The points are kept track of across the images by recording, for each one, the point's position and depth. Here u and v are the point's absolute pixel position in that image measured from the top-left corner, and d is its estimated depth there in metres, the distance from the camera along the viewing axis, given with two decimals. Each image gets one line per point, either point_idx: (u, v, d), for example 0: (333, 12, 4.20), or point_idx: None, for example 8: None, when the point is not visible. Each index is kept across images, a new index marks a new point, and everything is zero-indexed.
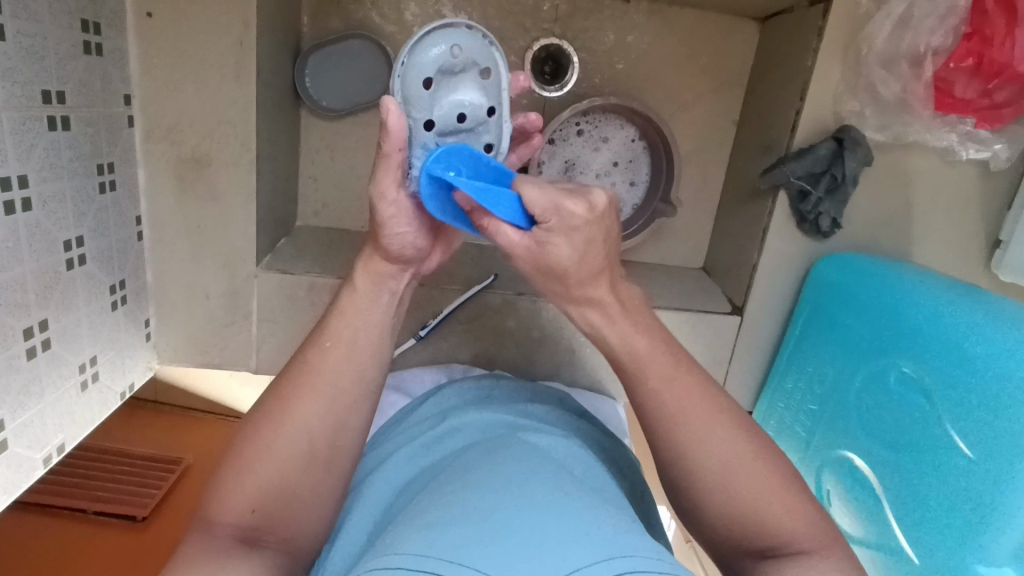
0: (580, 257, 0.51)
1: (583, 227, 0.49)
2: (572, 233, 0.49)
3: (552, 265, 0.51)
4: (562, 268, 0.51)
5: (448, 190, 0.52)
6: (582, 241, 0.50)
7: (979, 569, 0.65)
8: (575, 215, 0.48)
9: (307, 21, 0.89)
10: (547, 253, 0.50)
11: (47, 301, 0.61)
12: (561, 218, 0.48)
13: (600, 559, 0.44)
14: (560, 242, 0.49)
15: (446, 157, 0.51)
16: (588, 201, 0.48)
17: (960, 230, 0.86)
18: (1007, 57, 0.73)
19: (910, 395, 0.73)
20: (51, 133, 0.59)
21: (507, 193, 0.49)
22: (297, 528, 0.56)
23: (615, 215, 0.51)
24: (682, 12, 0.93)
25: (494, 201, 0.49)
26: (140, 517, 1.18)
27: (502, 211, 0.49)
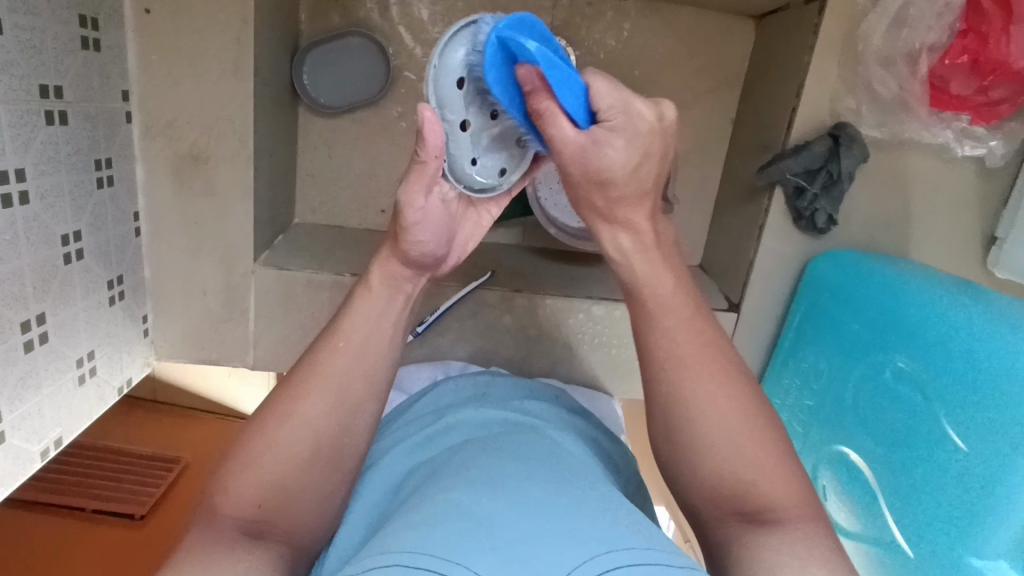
0: (634, 166, 0.55)
1: (643, 133, 0.54)
2: (631, 136, 0.53)
3: (598, 171, 0.55)
4: (607, 175, 0.55)
5: (511, 65, 0.53)
6: (639, 148, 0.54)
7: (974, 563, 0.65)
8: (640, 119, 0.53)
9: (305, 19, 0.90)
10: (600, 152, 0.54)
11: (45, 294, 0.61)
12: (626, 117, 0.53)
13: (596, 554, 0.44)
14: (617, 141, 0.53)
15: (521, 23, 0.51)
16: (655, 110, 0.54)
17: (957, 227, 0.86)
18: (1003, 55, 0.73)
19: (906, 392, 0.73)
20: (49, 128, 0.59)
21: (576, 83, 0.51)
22: (290, 524, 0.56)
23: (670, 132, 0.56)
24: (679, 10, 0.94)
25: (563, 84, 0.51)
26: (138, 515, 1.17)
27: (568, 100, 0.51)
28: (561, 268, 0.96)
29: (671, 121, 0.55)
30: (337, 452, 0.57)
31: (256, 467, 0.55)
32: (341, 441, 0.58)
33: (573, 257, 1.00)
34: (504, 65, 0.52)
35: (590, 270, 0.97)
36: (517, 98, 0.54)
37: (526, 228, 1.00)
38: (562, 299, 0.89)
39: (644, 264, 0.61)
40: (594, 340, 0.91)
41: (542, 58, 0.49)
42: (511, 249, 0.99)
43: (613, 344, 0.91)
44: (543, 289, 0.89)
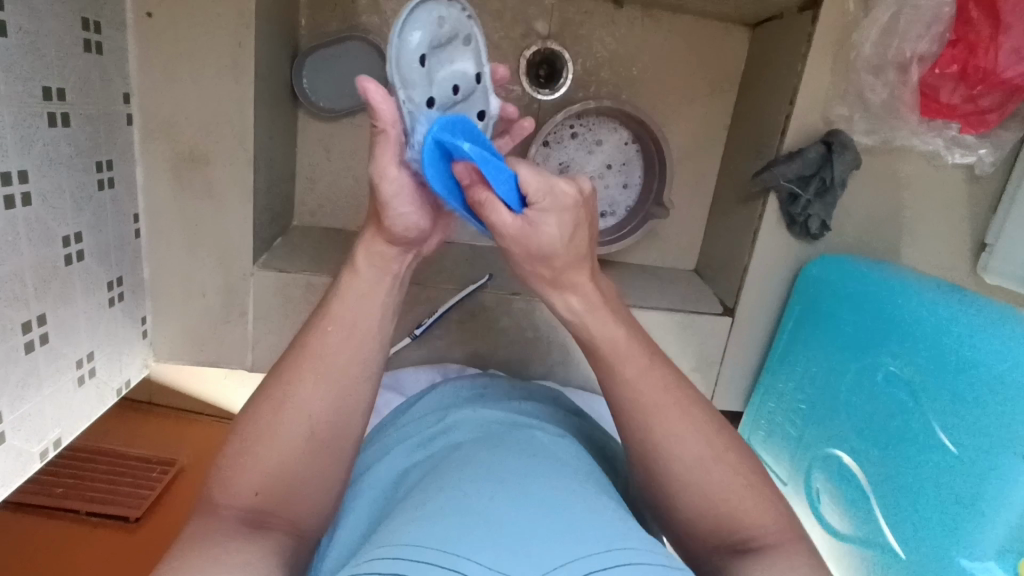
0: (568, 241, 0.52)
1: (571, 209, 0.50)
2: (563, 215, 0.50)
3: (535, 247, 0.52)
4: (549, 251, 0.52)
5: (448, 160, 0.51)
6: (570, 228, 0.51)
7: (963, 563, 0.67)
8: (567, 197, 0.49)
9: (305, 23, 0.90)
10: (538, 233, 0.50)
11: (46, 295, 0.61)
12: (554, 198, 0.49)
13: (596, 552, 0.45)
14: (550, 223, 0.50)
15: (452, 125, 0.50)
16: (579, 187, 0.50)
17: (947, 234, 0.88)
18: (991, 64, 0.74)
19: (898, 394, 0.74)
20: (51, 130, 0.60)
21: (506, 168, 0.48)
22: (301, 510, 0.56)
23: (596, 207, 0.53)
24: (675, 17, 0.95)
25: (494, 175, 0.48)
26: (132, 518, 1.18)
27: (500, 187, 0.48)
28: None
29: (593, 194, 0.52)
30: (337, 452, 0.58)
31: (250, 463, 0.55)
32: (341, 441, 0.58)
33: None
34: (440, 163, 0.50)
35: None
36: (458, 196, 0.52)
37: None
38: None
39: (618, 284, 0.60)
40: None
41: (474, 154, 0.47)
42: None
43: None
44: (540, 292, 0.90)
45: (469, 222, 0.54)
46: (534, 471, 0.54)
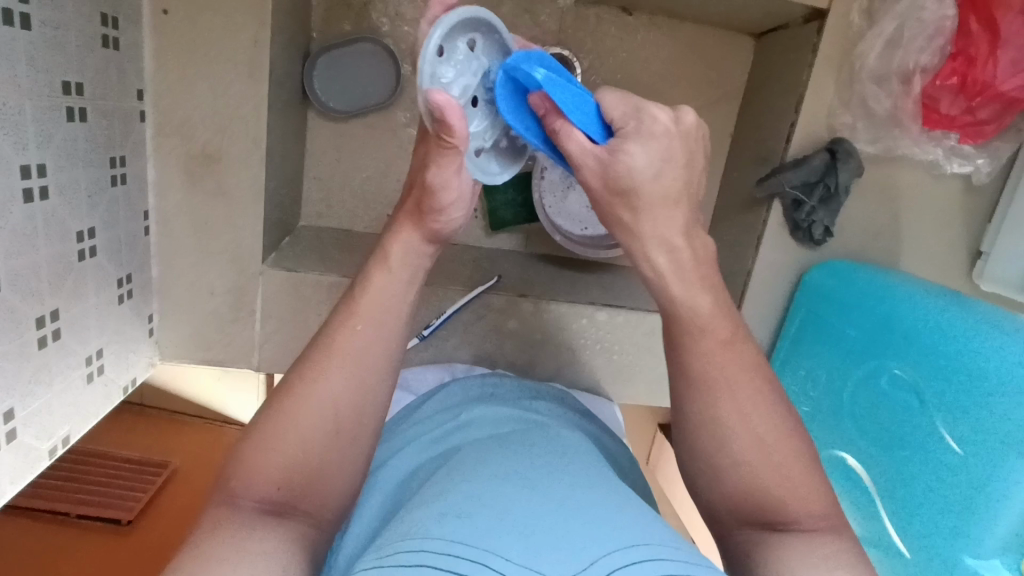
0: (656, 175, 0.52)
1: (662, 135, 0.52)
2: (647, 140, 0.52)
3: (620, 180, 0.52)
4: (631, 184, 0.52)
5: (522, 91, 0.54)
6: (661, 154, 0.52)
7: (969, 560, 0.68)
8: (659, 120, 0.52)
9: (316, 24, 0.90)
10: (617, 163, 0.52)
11: (59, 290, 0.61)
12: (639, 123, 0.52)
13: (615, 549, 0.45)
14: (635, 150, 0.52)
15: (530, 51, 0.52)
16: (672, 115, 0.53)
17: (944, 242, 0.90)
18: (989, 76, 0.76)
19: (900, 396, 0.75)
20: (69, 124, 0.60)
21: (589, 101, 0.53)
22: (319, 499, 0.56)
23: (697, 139, 0.55)
24: (682, 25, 0.96)
25: (570, 103, 0.52)
26: (125, 521, 1.15)
27: (578, 116, 0.52)
28: (564, 275, 0.99)
29: (693, 125, 0.55)
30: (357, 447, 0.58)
31: (271, 456, 0.54)
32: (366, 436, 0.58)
33: (575, 264, 1.02)
34: (513, 94, 0.54)
35: (593, 278, 0.99)
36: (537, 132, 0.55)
37: (529, 234, 1.02)
38: (566, 305, 0.90)
39: (665, 289, 0.56)
40: (597, 345, 0.93)
41: (546, 83, 0.50)
42: (514, 254, 1.01)
43: (615, 349, 0.93)
44: (547, 294, 0.91)
45: (551, 158, 0.56)
46: (552, 472, 0.55)
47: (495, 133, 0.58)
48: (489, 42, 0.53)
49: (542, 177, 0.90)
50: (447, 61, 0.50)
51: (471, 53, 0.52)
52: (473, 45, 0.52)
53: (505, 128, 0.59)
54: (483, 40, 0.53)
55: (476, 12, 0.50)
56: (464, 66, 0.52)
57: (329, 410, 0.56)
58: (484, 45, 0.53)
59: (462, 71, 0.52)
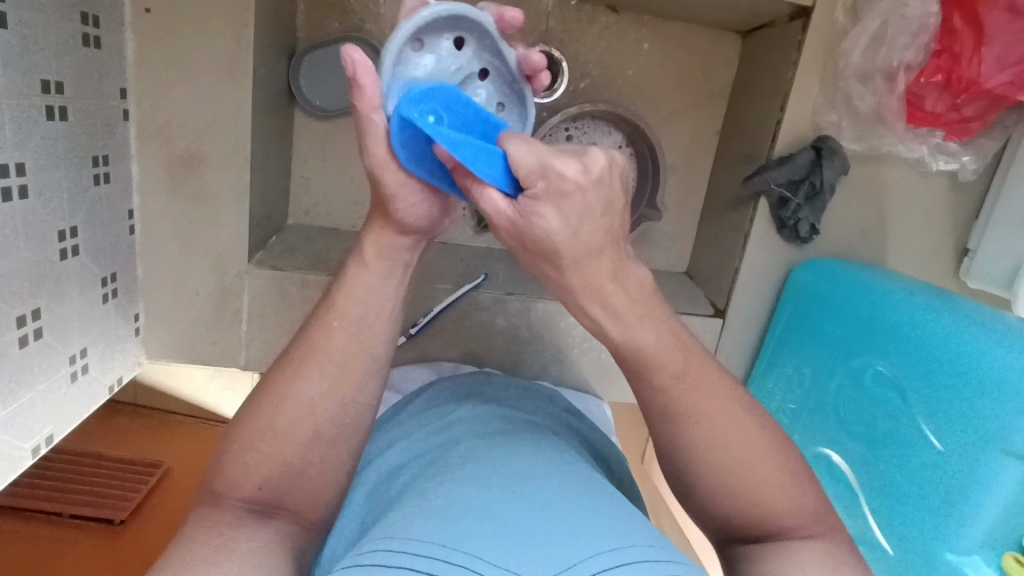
0: (574, 232, 0.46)
1: (576, 193, 0.44)
2: (561, 200, 0.45)
3: (540, 242, 0.47)
4: (551, 246, 0.47)
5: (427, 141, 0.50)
6: (578, 213, 0.45)
7: (950, 558, 0.68)
8: (565, 180, 0.44)
9: (303, 23, 0.91)
10: (534, 227, 0.46)
11: (41, 290, 0.61)
12: (548, 181, 0.44)
13: (600, 551, 0.45)
14: (548, 211, 0.45)
15: (423, 98, 0.48)
16: (583, 164, 0.44)
17: (932, 238, 0.90)
18: (974, 74, 0.75)
19: (884, 393, 0.76)
20: (50, 124, 0.60)
21: (494, 151, 0.45)
22: (304, 499, 0.56)
23: (615, 176, 0.47)
24: (669, 24, 0.96)
25: (471, 156, 0.45)
26: (118, 520, 1.14)
27: (480, 169, 0.45)
28: None
29: (603, 171, 0.45)
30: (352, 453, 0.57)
31: (257, 461, 0.55)
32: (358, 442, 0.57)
33: None
34: (413, 143, 0.50)
35: None
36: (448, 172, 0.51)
37: None
38: (553, 302, 0.90)
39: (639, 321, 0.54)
40: (585, 343, 0.93)
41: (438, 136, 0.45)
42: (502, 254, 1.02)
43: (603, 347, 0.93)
44: (534, 292, 0.91)
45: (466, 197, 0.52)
46: (534, 472, 0.55)
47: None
48: (479, 46, 0.52)
49: None
50: (424, 54, 0.50)
51: (455, 51, 0.51)
52: (460, 44, 0.51)
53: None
54: (475, 43, 0.52)
55: (465, 11, 0.48)
56: (443, 64, 0.50)
57: (305, 421, 0.56)
58: (476, 48, 0.52)
59: (436, 68, 0.50)
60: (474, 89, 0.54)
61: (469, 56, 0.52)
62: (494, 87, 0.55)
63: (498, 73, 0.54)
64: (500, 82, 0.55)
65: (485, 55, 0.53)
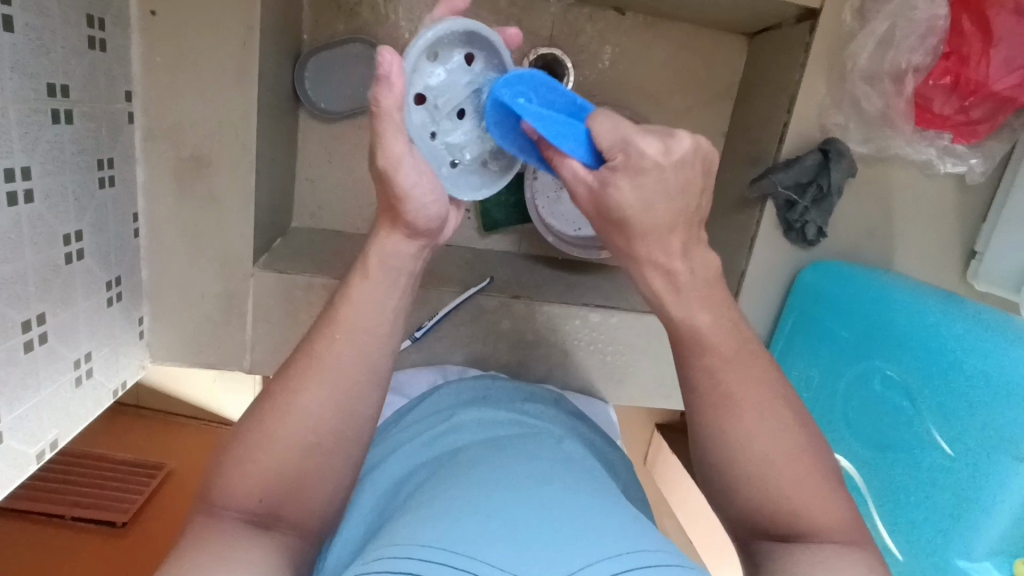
0: (648, 206, 0.50)
1: (653, 171, 0.48)
2: (637, 176, 0.48)
3: (614, 212, 0.51)
4: (624, 216, 0.51)
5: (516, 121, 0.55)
6: (654, 188, 0.49)
7: (960, 564, 0.68)
8: (645, 156, 0.48)
9: (308, 26, 0.90)
10: (609, 197, 0.50)
11: (46, 294, 0.61)
12: (628, 156, 0.48)
13: (618, 553, 0.45)
14: (624, 184, 0.49)
15: (517, 82, 0.53)
16: (664, 144, 0.48)
17: (940, 241, 0.90)
18: (982, 77, 0.75)
19: (892, 397, 0.75)
20: (55, 127, 0.60)
21: (579, 127, 0.50)
22: (314, 500, 0.56)
23: (696, 162, 0.50)
24: (675, 26, 0.96)
25: (560, 132, 0.50)
26: (120, 523, 1.14)
27: (568, 143, 0.50)
28: (557, 276, 0.99)
29: (687, 152, 0.48)
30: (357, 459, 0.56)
31: (264, 466, 0.54)
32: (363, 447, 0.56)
33: (567, 266, 1.02)
34: (503, 122, 0.55)
35: (585, 280, 0.99)
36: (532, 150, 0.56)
37: (521, 235, 1.02)
38: (558, 305, 0.90)
39: None
40: (590, 346, 0.92)
41: (530, 114, 0.50)
42: (507, 256, 1.01)
43: (609, 350, 0.93)
44: (540, 295, 0.91)
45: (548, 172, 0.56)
46: (543, 476, 0.55)
47: (479, 152, 0.58)
48: (487, 63, 0.55)
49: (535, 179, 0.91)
50: (438, 66, 0.53)
51: (466, 66, 0.54)
52: (469, 60, 0.54)
53: (487, 150, 0.59)
54: (485, 59, 0.54)
55: (476, 27, 0.52)
56: (455, 76, 0.53)
57: (310, 430, 0.55)
58: (486, 64, 0.55)
59: (448, 80, 0.53)
60: None
61: (480, 72, 0.54)
62: None
63: None
64: None
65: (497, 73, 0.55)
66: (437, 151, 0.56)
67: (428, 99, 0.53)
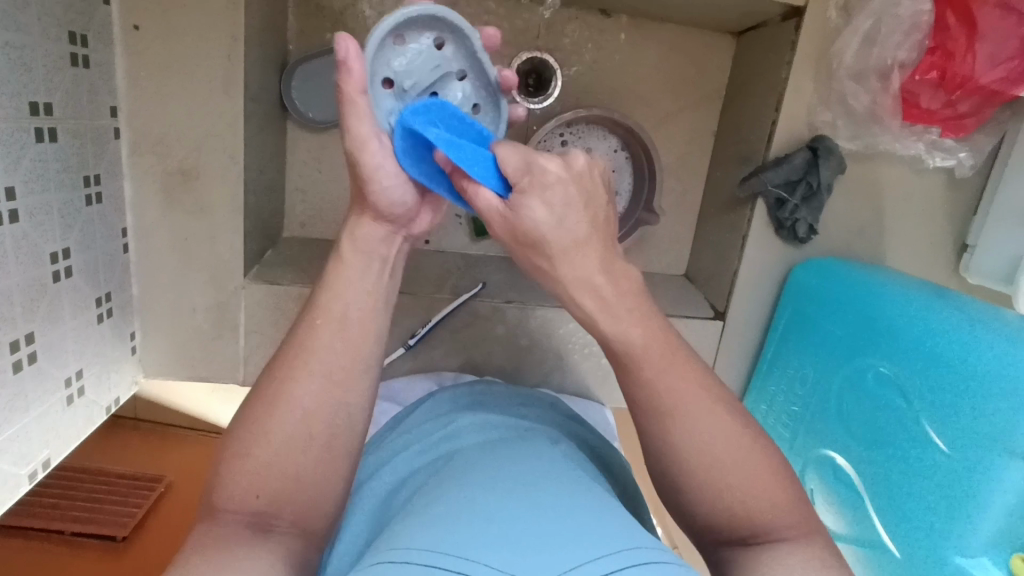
0: (560, 222, 0.50)
1: (558, 184, 0.49)
2: (544, 192, 0.49)
3: (528, 232, 0.50)
4: (538, 236, 0.50)
5: (428, 150, 0.55)
6: (563, 205, 0.49)
7: (957, 560, 0.68)
8: (552, 174, 0.49)
9: (294, 35, 0.90)
10: (522, 217, 0.49)
11: (33, 314, 0.60)
12: (533, 175, 0.49)
13: (608, 554, 0.45)
14: (535, 203, 0.49)
15: (425, 111, 0.53)
16: (565, 162, 0.50)
17: (932, 236, 0.90)
18: (968, 70, 0.75)
19: (887, 394, 0.75)
20: (39, 146, 0.59)
21: (484, 153, 0.50)
22: (313, 515, 0.55)
23: (597, 177, 0.52)
24: (662, 26, 0.96)
25: (467, 156, 0.50)
26: (119, 538, 1.14)
27: (474, 168, 0.50)
28: None
29: (583, 169, 0.51)
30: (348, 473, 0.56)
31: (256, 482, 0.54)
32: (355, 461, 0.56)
33: None
34: (413, 152, 0.55)
35: None
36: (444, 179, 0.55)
37: None
38: (552, 309, 0.90)
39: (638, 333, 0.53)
40: (585, 349, 0.92)
41: (438, 139, 0.50)
42: (500, 260, 1.01)
43: (603, 353, 0.93)
44: (533, 299, 0.91)
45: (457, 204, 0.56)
46: (536, 480, 0.54)
47: None
48: (458, 47, 0.57)
49: None
50: (402, 51, 0.55)
51: (432, 48, 0.56)
52: (439, 45, 0.57)
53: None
54: (451, 42, 0.57)
55: (442, 11, 0.55)
56: (417, 59, 0.56)
57: (299, 444, 0.54)
58: (452, 47, 0.57)
59: (415, 62, 0.56)
60: (453, 87, 0.58)
61: (447, 56, 0.57)
62: (473, 90, 0.59)
63: (475, 74, 0.58)
64: (478, 85, 0.59)
65: (462, 55, 0.57)
66: None
67: (396, 83, 0.56)
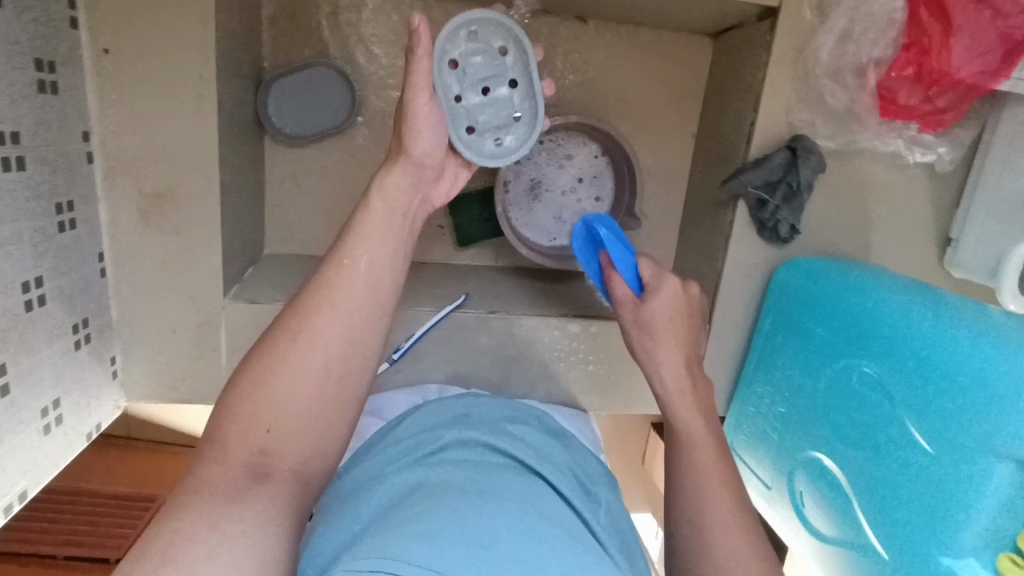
0: (668, 321, 0.72)
1: (671, 294, 0.72)
2: (660, 295, 0.71)
3: (644, 316, 0.71)
4: (652, 322, 0.71)
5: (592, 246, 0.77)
6: (671, 313, 0.72)
7: (945, 560, 0.67)
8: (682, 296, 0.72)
9: (269, 51, 0.90)
10: (644, 312, 0.71)
11: (5, 345, 0.60)
12: (666, 288, 0.72)
13: None
14: (654, 303, 0.71)
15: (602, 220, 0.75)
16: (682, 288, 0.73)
17: (915, 231, 0.90)
18: (943, 65, 0.77)
19: (871, 394, 0.75)
20: (6, 175, 0.59)
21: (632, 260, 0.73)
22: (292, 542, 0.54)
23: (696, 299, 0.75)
24: (639, 29, 0.96)
25: (619, 258, 0.73)
26: (111, 559, 1.11)
27: (624, 270, 0.73)
28: (535, 287, 0.98)
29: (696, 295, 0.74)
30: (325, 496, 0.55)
31: None
32: None
33: (546, 275, 1.02)
34: (586, 244, 0.76)
35: (563, 289, 0.99)
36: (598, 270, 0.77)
37: (499, 247, 1.02)
38: (536, 317, 0.89)
39: None
40: (571, 357, 0.92)
41: (606, 239, 0.72)
42: (484, 269, 1.01)
43: (590, 360, 0.92)
44: (517, 308, 0.90)
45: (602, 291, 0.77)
46: (512, 499, 0.54)
47: (491, 125, 0.68)
48: (517, 57, 0.67)
49: (506, 192, 0.96)
50: (472, 45, 0.66)
51: (498, 53, 0.67)
52: (503, 52, 0.67)
53: (498, 129, 0.69)
54: (513, 52, 0.67)
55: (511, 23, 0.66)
56: (484, 58, 0.66)
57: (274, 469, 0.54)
58: (514, 57, 0.67)
59: (481, 62, 0.66)
60: (503, 89, 0.68)
61: (508, 62, 0.67)
62: (521, 96, 0.69)
63: (524, 82, 0.68)
64: (524, 92, 0.69)
65: (521, 63, 0.67)
66: (457, 110, 0.66)
67: (461, 67, 0.66)
